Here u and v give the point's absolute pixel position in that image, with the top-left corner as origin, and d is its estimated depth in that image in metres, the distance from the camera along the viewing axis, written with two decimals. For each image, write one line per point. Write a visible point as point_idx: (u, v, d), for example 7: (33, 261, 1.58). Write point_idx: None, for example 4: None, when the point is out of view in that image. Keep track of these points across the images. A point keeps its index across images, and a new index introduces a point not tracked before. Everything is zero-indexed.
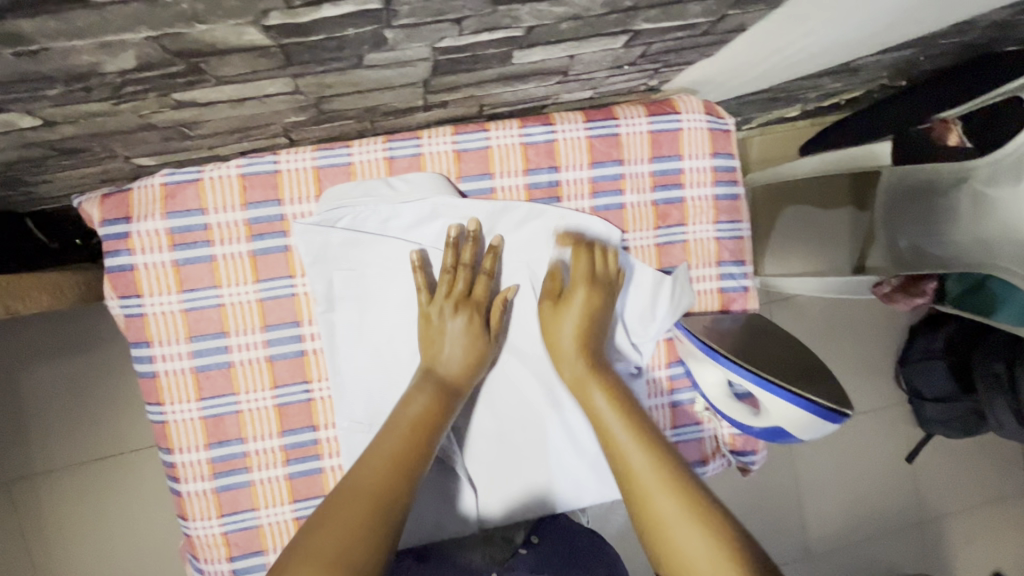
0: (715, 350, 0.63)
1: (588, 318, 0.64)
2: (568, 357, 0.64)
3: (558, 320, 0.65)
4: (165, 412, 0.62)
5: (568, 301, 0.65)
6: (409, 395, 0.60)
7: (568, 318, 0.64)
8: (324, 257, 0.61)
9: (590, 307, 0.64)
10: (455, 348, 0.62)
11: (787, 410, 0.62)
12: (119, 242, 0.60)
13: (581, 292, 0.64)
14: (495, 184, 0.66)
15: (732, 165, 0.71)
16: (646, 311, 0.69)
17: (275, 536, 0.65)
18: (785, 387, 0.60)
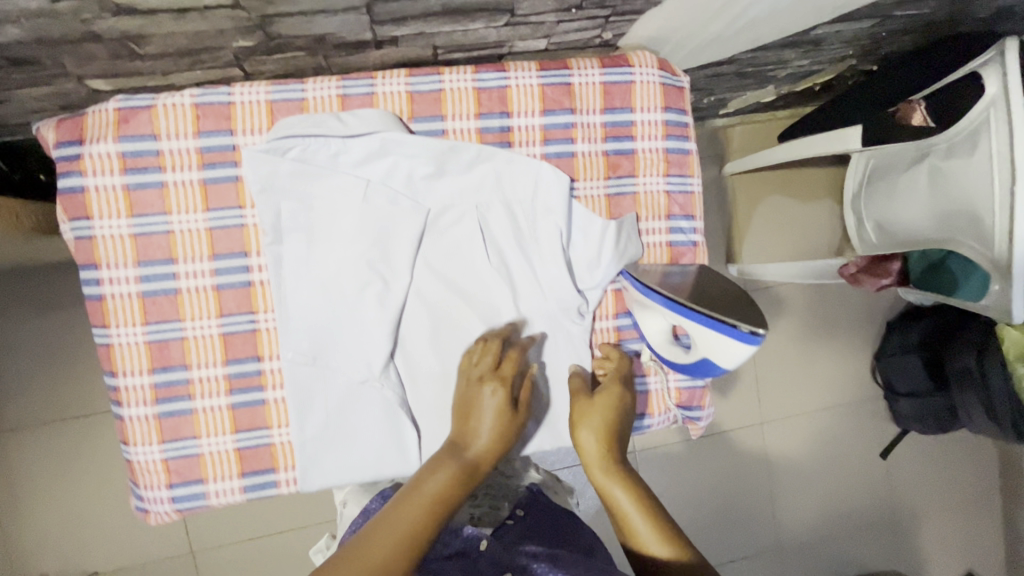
0: (648, 287, 0.65)
1: (618, 417, 0.68)
2: (590, 454, 0.67)
3: (585, 416, 0.68)
4: (111, 335, 0.63)
5: (599, 398, 0.68)
6: (428, 470, 0.61)
7: (598, 413, 0.68)
8: (271, 187, 0.63)
9: (620, 403, 0.68)
10: (483, 443, 0.63)
11: (706, 339, 0.62)
12: (71, 163, 0.61)
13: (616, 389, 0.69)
14: (447, 126, 0.67)
15: (684, 121, 0.73)
16: (600, 261, 0.70)
17: (217, 465, 0.66)
18: (698, 311, 0.61)
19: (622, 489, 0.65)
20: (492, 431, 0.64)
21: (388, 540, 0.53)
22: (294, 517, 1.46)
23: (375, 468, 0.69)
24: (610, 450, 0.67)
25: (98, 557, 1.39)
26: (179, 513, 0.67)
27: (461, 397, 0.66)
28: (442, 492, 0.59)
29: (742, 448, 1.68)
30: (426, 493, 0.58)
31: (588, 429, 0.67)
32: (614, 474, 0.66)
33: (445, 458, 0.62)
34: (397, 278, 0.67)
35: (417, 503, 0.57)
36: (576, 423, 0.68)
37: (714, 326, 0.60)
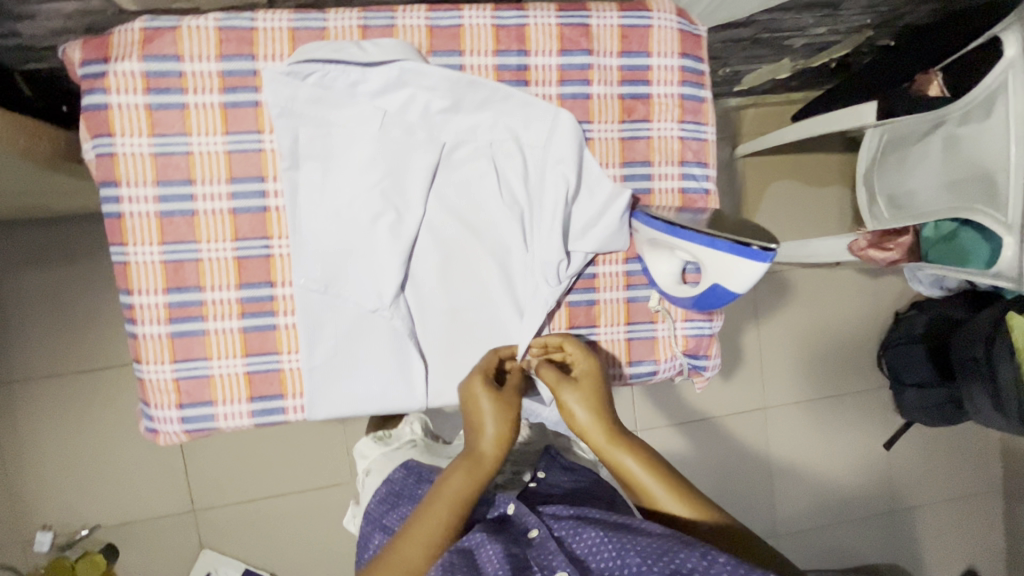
0: (676, 226, 0.62)
1: (601, 389, 0.66)
2: (590, 431, 0.65)
3: (570, 399, 0.65)
4: (128, 253, 0.64)
5: (577, 377, 0.67)
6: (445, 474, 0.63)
7: (581, 394, 0.65)
8: (291, 111, 0.63)
9: (596, 375, 0.67)
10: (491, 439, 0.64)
11: (711, 263, 0.60)
12: (96, 81, 0.62)
13: (583, 361, 0.67)
14: (465, 62, 0.68)
15: (700, 68, 0.73)
16: (610, 236, 0.69)
17: (227, 388, 0.67)
18: (722, 239, 0.58)
19: (631, 458, 0.63)
20: (496, 415, 0.64)
21: (412, 552, 0.59)
22: (291, 481, 1.46)
23: (384, 400, 0.69)
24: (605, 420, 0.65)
25: (99, 511, 1.40)
26: (188, 434, 0.68)
27: (466, 399, 0.66)
28: (456, 493, 0.62)
29: (742, 433, 1.67)
30: (444, 495, 0.61)
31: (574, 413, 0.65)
32: (620, 448, 0.64)
33: (464, 458, 0.64)
34: (407, 213, 0.67)
35: (433, 511, 0.61)
36: (562, 405, 0.66)
37: (718, 245, 0.58)
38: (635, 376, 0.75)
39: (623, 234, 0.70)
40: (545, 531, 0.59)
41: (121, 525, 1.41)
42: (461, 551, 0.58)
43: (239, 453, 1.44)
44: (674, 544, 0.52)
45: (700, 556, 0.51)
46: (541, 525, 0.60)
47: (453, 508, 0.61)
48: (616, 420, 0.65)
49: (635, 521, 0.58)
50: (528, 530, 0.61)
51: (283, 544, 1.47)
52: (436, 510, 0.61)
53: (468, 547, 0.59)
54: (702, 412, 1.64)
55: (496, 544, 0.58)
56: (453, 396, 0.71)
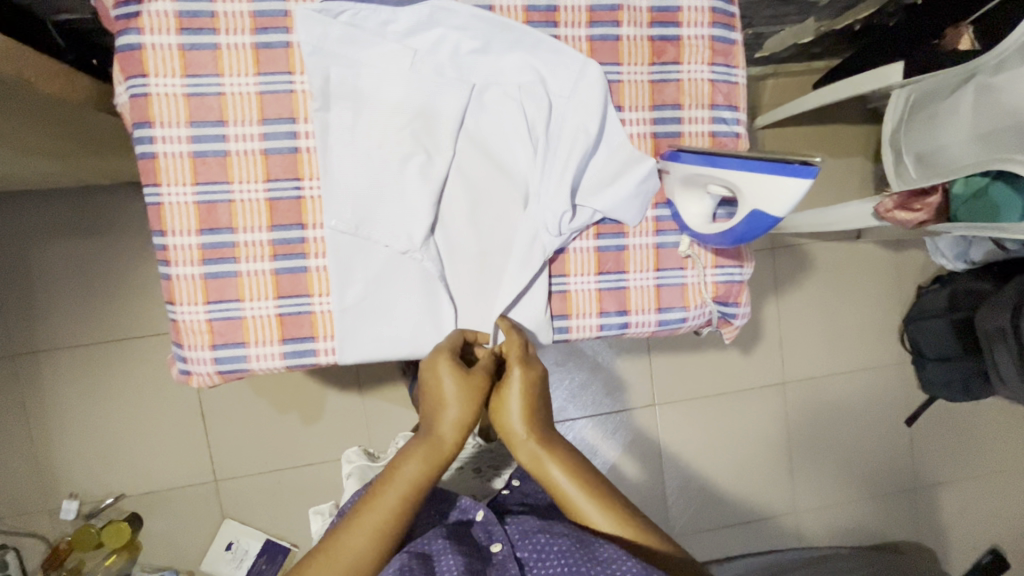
0: (715, 155, 0.62)
1: (532, 395, 0.65)
2: (518, 438, 0.64)
3: (501, 404, 0.64)
4: (162, 194, 0.65)
5: (504, 385, 0.65)
6: (402, 456, 0.62)
7: (513, 399, 0.64)
8: (321, 50, 0.64)
9: (531, 384, 0.65)
10: (449, 422, 0.63)
11: (753, 188, 0.59)
12: (130, 21, 0.63)
13: (518, 369, 0.64)
14: (494, 2, 0.67)
15: (730, 11, 0.72)
16: (622, 201, 0.69)
17: (257, 331, 0.67)
18: (761, 159, 0.58)
19: (558, 468, 0.63)
20: (461, 400, 0.63)
21: (361, 540, 0.58)
22: (312, 452, 1.47)
23: (414, 346, 0.70)
24: (533, 427, 0.64)
25: (123, 480, 1.42)
26: (220, 376, 0.69)
27: (424, 376, 0.65)
28: (408, 480, 0.61)
29: (763, 408, 1.66)
30: (395, 483, 0.61)
31: (507, 418, 0.64)
32: (547, 458, 0.63)
33: (416, 446, 0.63)
34: (437, 153, 0.67)
35: (382, 500, 0.60)
36: (494, 407, 0.65)
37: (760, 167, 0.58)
38: (665, 323, 0.74)
39: (635, 204, 0.70)
40: (508, 548, 0.62)
41: (145, 495, 1.43)
42: (418, 556, 0.58)
43: (260, 424, 1.45)
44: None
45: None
46: (504, 541, 0.63)
47: (407, 491, 0.61)
48: (544, 428, 0.64)
49: (597, 541, 0.57)
50: (491, 543, 0.64)
51: (304, 515, 1.48)
52: (385, 499, 0.60)
53: (425, 552, 0.59)
54: (720, 388, 1.63)
55: (453, 554, 0.59)
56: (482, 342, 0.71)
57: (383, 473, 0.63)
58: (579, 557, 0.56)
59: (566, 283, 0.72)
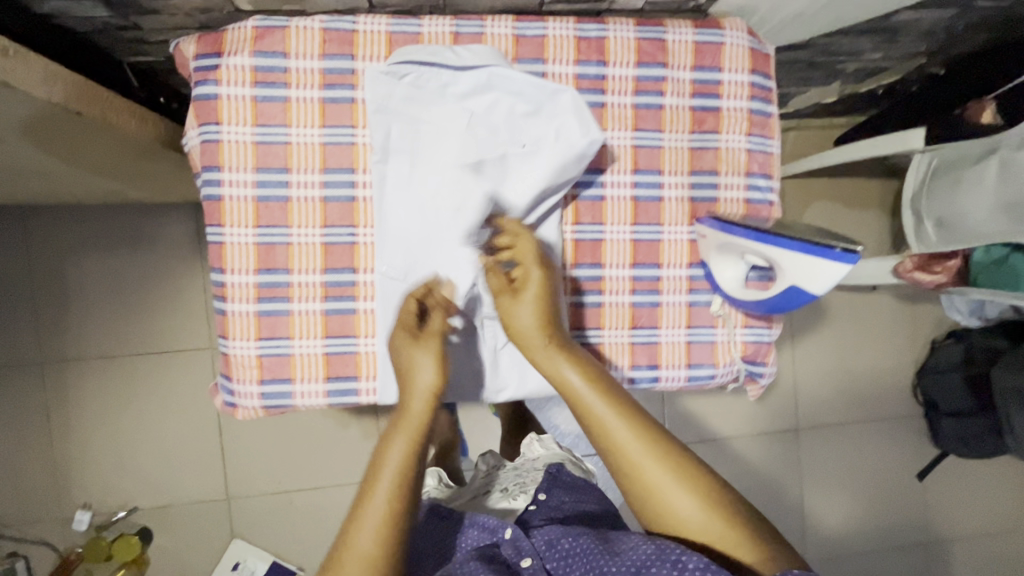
0: (767, 234, 0.64)
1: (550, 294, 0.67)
2: (529, 338, 0.66)
3: (518, 301, 0.66)
4: (224, 234, 0.68)
5: (523, 286, 0.66)
6: (383, 446, 0.61)
7: (528, 300, 0.66)
8: (385, 109, 0.68)
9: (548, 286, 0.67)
10: (421, 396, 0.62)
11: (791, 265, 0.62)
12: (209, 73, 0.67)
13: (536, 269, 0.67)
14: (547, 70, 0.72)
15: (768, 85, 0.76)
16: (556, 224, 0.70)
17: (304, 368, 0.70)
18: (795, 241, 0.61)
19: (572, 370, 0.64)
20: (433, 363, 0.63)
21: (365, 544, 0.55)
22: (325, 475, 1.48)
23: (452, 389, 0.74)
24: (548, 331, 0.66)
25: (138, 492, 1.44)
26: (264, 411, 0.71)
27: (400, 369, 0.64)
28: (397, 467, 0.59)
29: (775, 454, 1.66)
30: (380, 486, 0.58)
31: (521, 317, 0.65)
32: (563, 359, 0.64)
33: (394, 433, 0.61)
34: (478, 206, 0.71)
35: (375, 495, 0.58)
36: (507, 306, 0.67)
37: (794, 246, 0.61)
38: (695, 378, 0.76)
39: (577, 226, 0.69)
40: (538, 561, 0.63)
41: (157, 509, 1.44)
42: None
43: (275, 444, 1.47)
44: (646, 564, 0.55)
45: (671, 567, 0.53)
46: (532, 555, 0.63)
47: (397, 479, 0.59)
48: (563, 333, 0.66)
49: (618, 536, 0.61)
50: (521, 558, 0.64)
51: (312, 538, 1.48)
52: (375, 499, 0.58)
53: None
54: (732, 431, 1.63)
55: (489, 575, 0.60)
56: (515, 392, 0.74)
57: (368, 469, 0.60)
58: (603, 551, 0.59)
59: (600, 336, 0.75)
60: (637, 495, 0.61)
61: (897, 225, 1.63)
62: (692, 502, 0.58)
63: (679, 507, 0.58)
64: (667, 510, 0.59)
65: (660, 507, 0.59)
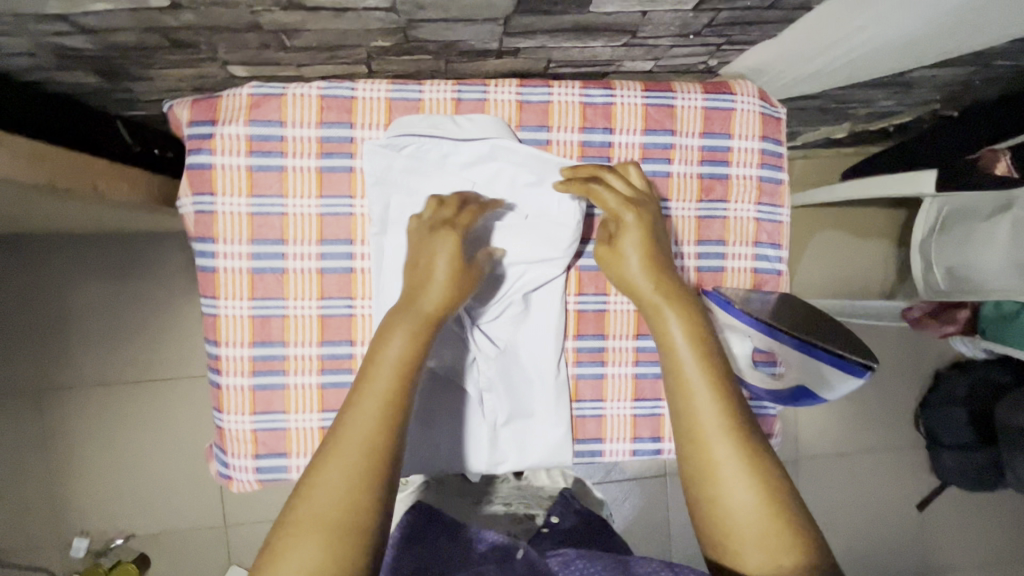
0: (775, 329, 0.61)
1: (653, 237, 0.62)
2: (629, 278, 0.62)
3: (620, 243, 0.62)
4: (219, 306, 0.67)
5: (622, 228, 0.62)
6: (387, 336, 0.55)
7: (630, 243, 0.62)
8: (384, 181, 0.66)
9: (649, 230, 0.62)
10: (435, 295, 0.58)
11: (815, 370, 0.60)
12: (203, 141, 0.65)
13: (631, 213, 0.62)
14: (552, 137, 0.70)
15: (779, 151, 0.74)
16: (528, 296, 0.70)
17: (299, 442, 0.69)
18: (806, 345, 0.60)
19: (681, 320, 0.59)
20: (447, 283, 0.58)
21: (358, 436, 0.50)
22: None
23: (450, 464, 0.72)
24: (652, 271, 0.61)
25: (136, 519, 1.43)
26: (260, 483, 0.70)
27: (409, 252, 0.61)
28: (397, 361, 0.54)
29: None
30: (380, 379, 0.52)
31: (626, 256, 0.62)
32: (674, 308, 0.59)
33: (395, 323, 0.56)
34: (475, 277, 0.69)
35: (375, 385, 0.52)
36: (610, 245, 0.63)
37: (815, 354, 0.59)
38: None
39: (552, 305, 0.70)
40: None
41: (155, 535, 1.44)
42: None
43: None
44: None
45: None
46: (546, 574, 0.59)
47: (398, 375, 0.53)
48: (672, 283, 0.60)
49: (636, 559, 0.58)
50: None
51: None
52: (372, 395, 0.52)
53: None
54: None
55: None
56: (514, 466, 0.73)
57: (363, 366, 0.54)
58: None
59: (602, 408, 0.73)
60: (694, 469, 0.55)
61: (904, 256, 1.60)
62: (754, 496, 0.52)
63: (737, 499, 0.52)
64: (723, 501, 0.53)
65: (716, 493, 0.53)
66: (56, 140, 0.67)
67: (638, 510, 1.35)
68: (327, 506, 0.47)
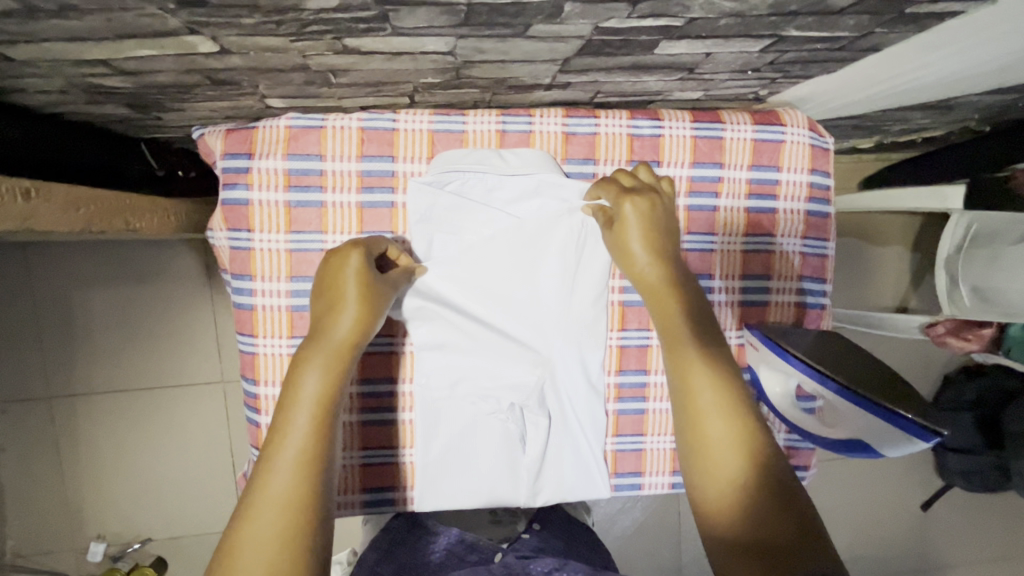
0: (826, 375, 0.61)
1: (658, 220, 0.60)
2: (630, 261, 0.60)
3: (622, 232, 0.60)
4: (257, 344, 0.65)
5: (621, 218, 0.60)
6: (293, 383, 0.50)
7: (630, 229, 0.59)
8: (428, 219, 0.64)
9: (652, 214, 0.59)
10: (342, 324, 0.53)
11: (880, 429, 0.59)
12: (239, 176, 0.63)
13: (629, 204, 0.59)
14: (598, 170, 0.67)
15: (827, 183, 0.72)
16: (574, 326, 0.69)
17: (343, 478, 0.69)
18: (859, 395, 0.59)
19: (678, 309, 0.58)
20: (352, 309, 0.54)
21: (281, 482, 0.45)
22: None
23: (490, 499, 0.70)
24: (655, 256, 0.59)
25: (152, 523, 1.40)
26: None
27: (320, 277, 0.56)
28: (315, 399, 0.49)
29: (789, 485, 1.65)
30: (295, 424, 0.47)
31: (630, 241, 0.59)
32: (670, 296, 0.59)
33: (309, 358, 0.51)
34: (505, 318, 0.67)
35: (291, 427, 0.47)
36: (609, 236, 0.61)
37: (875, 412, 0.57)
38: None
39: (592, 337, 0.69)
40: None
41: (171, 539, 1.41)
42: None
43: None
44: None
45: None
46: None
47: (313, 415, 0.48)
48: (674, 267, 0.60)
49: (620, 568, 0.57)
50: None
51: None
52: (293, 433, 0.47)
53: None
54: None
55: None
56: (554, 498, 0.72)
57: (278, 404, 0.49)
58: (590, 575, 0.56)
59: (642, 442, 0.73)
60: (694, 451, 0.53)
61: None
62: (744, 474, 0.50)
63: (735, 479, 0.50)
64: (716, 479, 0.51)
65: (713, 474, 0.51)
66: (81, 171, 0.65)
67: (651, 514, 1.35)
68: (264, 541, 0.42)
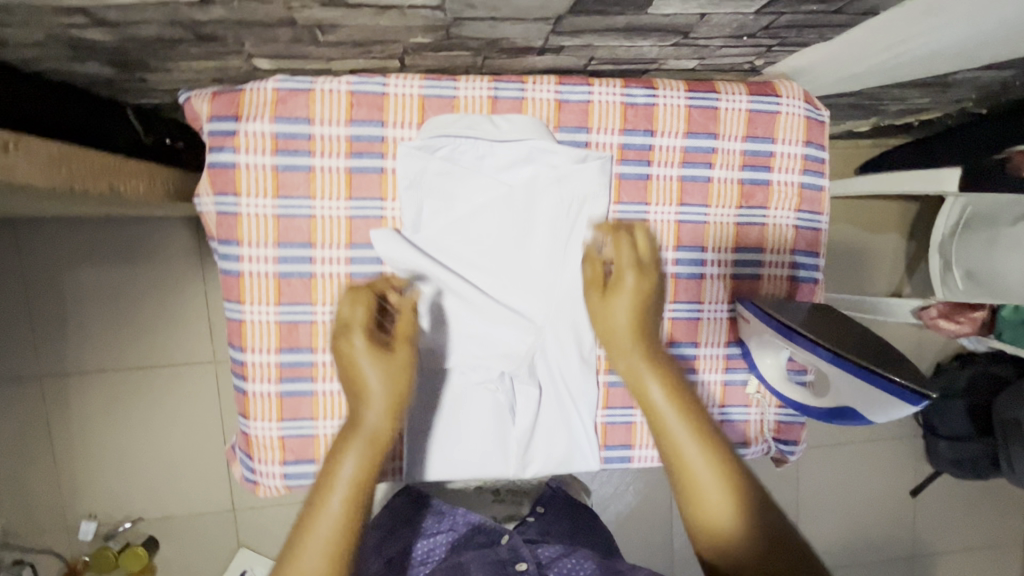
0: (817, 342, 0.60)
1: (648, 299, 0.64)
2: (618, 336, 0.63)
3: (609, 307, 0.63)
4: (244, 311, 0.64)
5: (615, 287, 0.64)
6: (331, 462, 0.54)
7: (619, 305, 0.63)
8: (418, 184, 0.63)
9: (642, 296, 0.63)
10: (376, 405, 0.55)
11: (870, 392, 0.59)
12: (225, 139, 0.62)
13: (632, 277, 0.63)
14: (591, 139, 0.67)
15: (822, 156, 0.71)
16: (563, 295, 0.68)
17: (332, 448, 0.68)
18: (848, 360, 0.58)
19: (658, 386, 0.60)
20: (383, 374, 0.55)
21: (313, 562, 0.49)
22: None
23: (480, 470, 0.70)
24: (640, 333, 0.63)
25: (143, 503, 1.39)
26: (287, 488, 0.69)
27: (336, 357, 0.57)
28: (350, 478, 0.53)
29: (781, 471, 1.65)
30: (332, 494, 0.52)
31: (615, 316, 0.63)
32: (648, 374, 0.61)
33: (344, 442, 0.55)
34: (498, 290, 0.67)
35: (324, 507, 0.51)
36: (598, 318, 0.64)
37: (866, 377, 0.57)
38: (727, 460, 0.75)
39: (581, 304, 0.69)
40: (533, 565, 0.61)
41: (162, 519, 1.40)
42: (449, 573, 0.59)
43: None
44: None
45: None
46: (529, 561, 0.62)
47: (345, 497, 0.52)
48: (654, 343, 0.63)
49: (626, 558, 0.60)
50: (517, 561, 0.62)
51: None
52: (327, 512, 0.51)
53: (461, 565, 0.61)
54: None
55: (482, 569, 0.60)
56: (542, 469, 0.72)
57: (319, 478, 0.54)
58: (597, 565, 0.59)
59: (632, 415, 0.73)
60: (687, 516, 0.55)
61: None
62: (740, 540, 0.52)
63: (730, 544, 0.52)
64: (715, 544, 0.53)
65: (712, 541, 0.53)
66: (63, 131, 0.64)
67: (644, 497, 1.35)
68: None
